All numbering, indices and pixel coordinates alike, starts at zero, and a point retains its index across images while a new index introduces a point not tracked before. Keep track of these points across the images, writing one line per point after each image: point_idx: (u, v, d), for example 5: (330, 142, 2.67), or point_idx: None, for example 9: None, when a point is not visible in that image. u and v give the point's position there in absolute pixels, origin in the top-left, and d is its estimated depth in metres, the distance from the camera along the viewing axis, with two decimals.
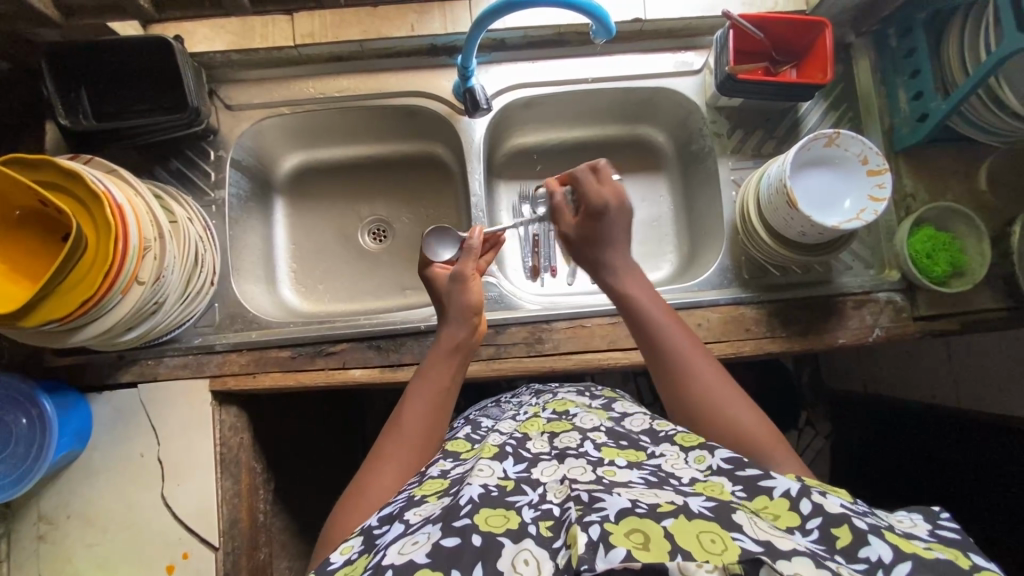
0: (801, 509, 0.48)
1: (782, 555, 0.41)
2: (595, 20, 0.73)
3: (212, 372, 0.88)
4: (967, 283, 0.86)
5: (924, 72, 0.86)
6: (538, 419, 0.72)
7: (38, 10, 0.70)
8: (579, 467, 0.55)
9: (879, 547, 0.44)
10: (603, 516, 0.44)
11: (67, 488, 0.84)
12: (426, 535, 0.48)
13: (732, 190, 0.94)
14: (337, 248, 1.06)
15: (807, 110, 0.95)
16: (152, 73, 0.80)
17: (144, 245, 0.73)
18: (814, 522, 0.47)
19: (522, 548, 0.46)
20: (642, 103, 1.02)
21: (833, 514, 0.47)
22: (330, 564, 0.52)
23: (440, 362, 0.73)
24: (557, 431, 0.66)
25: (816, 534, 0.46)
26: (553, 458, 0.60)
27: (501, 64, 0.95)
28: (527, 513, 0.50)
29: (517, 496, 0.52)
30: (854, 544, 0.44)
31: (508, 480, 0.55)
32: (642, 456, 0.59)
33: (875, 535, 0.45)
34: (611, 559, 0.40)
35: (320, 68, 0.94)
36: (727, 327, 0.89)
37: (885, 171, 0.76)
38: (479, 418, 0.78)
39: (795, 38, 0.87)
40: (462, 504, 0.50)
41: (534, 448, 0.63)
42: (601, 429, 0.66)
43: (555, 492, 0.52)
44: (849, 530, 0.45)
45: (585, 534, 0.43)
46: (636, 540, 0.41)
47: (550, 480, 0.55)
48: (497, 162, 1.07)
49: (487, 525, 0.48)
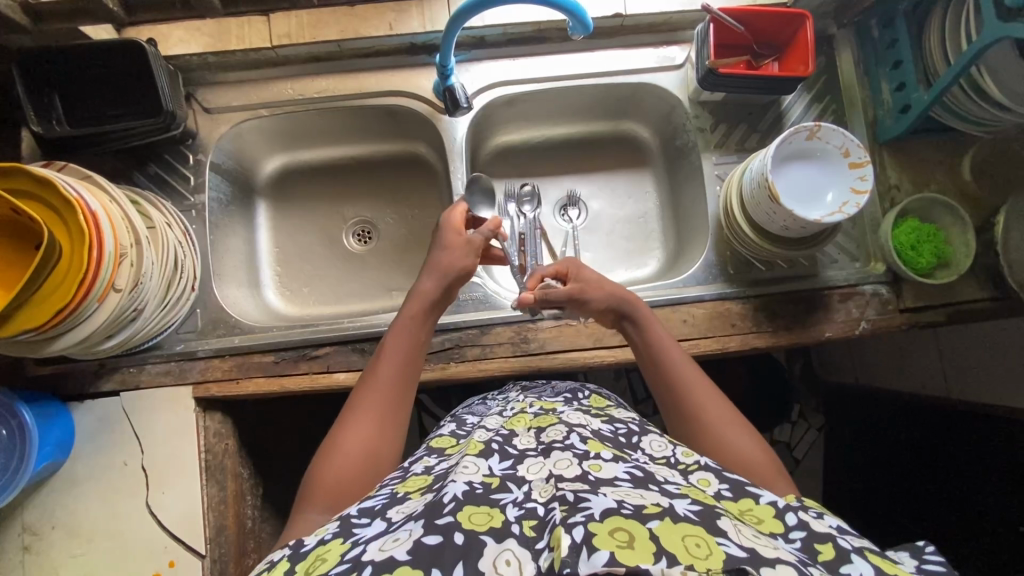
0: (786, 520, 0.50)
1: (767, 562, 0.41)
2: (572, 16, 0.72)
3: (195, 378, 0.87)
4: (951, 275, 0.86)
5: (906, 62, 0.85)
6: (524, 414, 0.72)
7: (5, 15, 0.69)
8: (564, 461, 0.55)
9: (861, 566, 0.44)
10: (588, 516, 0.43)
11: (50, 499, 0.84)
12: (409, 531, 0.48)
13: (716, 186, 0.94)
14: (322, 250, 1.05)
15: (790, 103, 0.95)
16: (126, 78, 0.79)
17: (120, 251, 0.72)
18: (798, 534, 0.48)
19: (505, 549, 0.44)
20: (625, 99, 1.01)
21: (818, 533, 0.48)
22: (303, 545, 0.52)
23: (421, 315, 0.76)
24: (543, 425, 0.66)
25: (798, 544, 0.47)
26: (539, 453, 0.59)
27: (481, 62, 0.95)
28: (510, 511, 0.49)
29: (501, 493, 0.51)
30: (835, 560, 0.45)
31: (494, 477, 0.54)
32: (626, 453, 0.59)
33: (857, 555, 0.45)
34: (594, 564, 0.39)
35: (298, 69, 0.93)
36: (713, 323, 0.88)
37: (867, 164, 0.75)
38: (463, 418, 0.78)
39: (776, 31, 0.86)
40: (445, 501, 0.50)
41: (521, 444, 0.63)
42: (586, 425, 0.65)
43: (541, 491, 0.52)
44: (833, 547, 0.46)
45: (569, 536, 0.42)
46: (620, 539, 0.41)
47: (536, 478, 0.54)
48: (480, 161, 1.07)
49: (471, 523, 0.47)
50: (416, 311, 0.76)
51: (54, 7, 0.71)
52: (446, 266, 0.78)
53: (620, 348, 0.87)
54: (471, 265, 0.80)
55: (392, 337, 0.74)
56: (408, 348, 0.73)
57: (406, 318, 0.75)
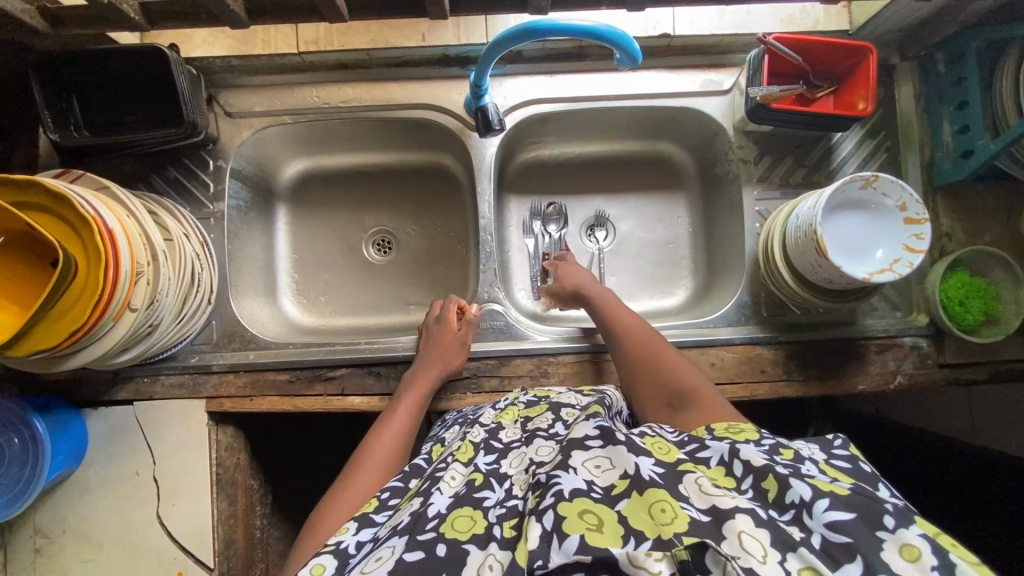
0: (735, 471, 0.47)
1: (727, 515, 0.42)
2: (618, 48, 0.68)
3: (208, 393, 0.86)
4: (998, 334, 0.81)
5: (972, 104, 0.78)
6: (515, 406, 0.70)
7: (22, 21, 0.66)
8: (545, 449, 0.55)
9: (800, 487, 0.43)
10: (557, 497, 0.44)
11: (63, 504, 0.84)
12: (391, 549, 0.47)
13: (755, 222, 0.89)
14: (340, 259, 1.02)
15: (840, 140, 0.89)
16: (148, 84, 0.76)
17: (137, 269, 0.69)
18: (748, 482, 0.46)
19: (488, 554, 0.45)
20: (665, 121, 0.95)
21: (758, 467, 0.46)
22: None
23: (421, 397, 0.78)
24: (531, 415, 0.65)
25: (751, 494, 0.45)
26: (523, 444, 0.59)
27: (516, 77, 0.90)
28: (493, 513, 0.49)
29: (485, 492, 0.52)
30: (780, 492, 0.44)
31: (478, 474, 0.55)
32: (600, 410, 0.58)
33: (797, 477, 0.44)
34: (565, 552, 0.41)
35: (325, 76, 0.89)
36: (742, 368, 0.85)
37: (924, 221, 0.71)
38: (468, 414, 0.75)
39: (835, 61, 0.80)
40: (430, 515, 0.49)
41: (506, 436, 0.62)
42: (576, 406, 0.65)
43: (520, 486, 0.52)
44: (775, 479, 0.45)
45: (539, 525, 0.43)
46: (590, 522, 0.42)
47: (517, 472, 0.55)
48: (507, 176, 1.02)
49: (454, 531, 0.47)
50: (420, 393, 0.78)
51: (73, 11, 0.67)
52: (447, 356, 0.82)
53: None
54: (462, 358, 0.83)
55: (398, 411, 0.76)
56: (405, 432, 0.73)
57: (410, 398, 0.78)
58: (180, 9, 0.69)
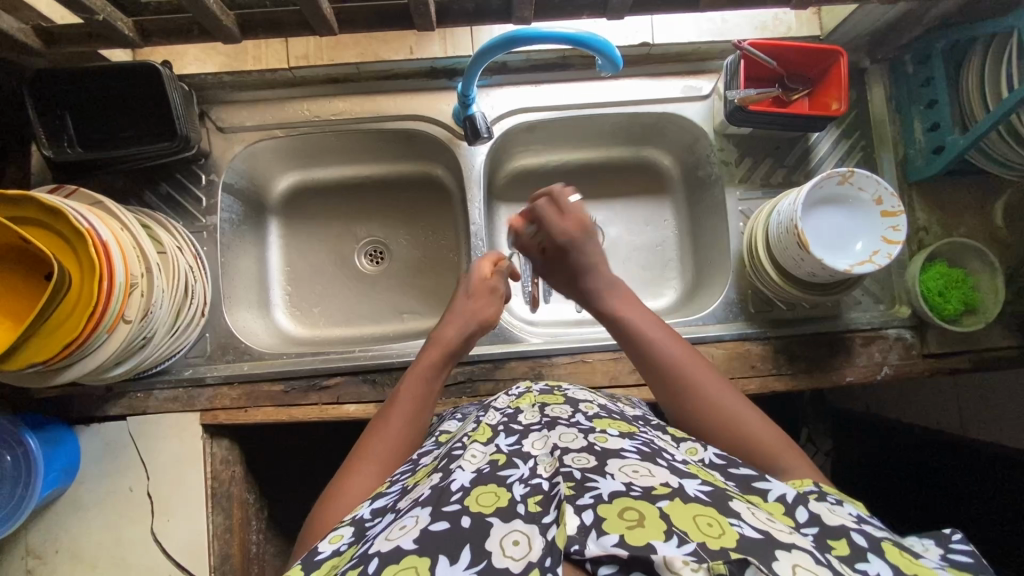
0: (797, 516, 0.47)
1: (781, 545, 0.39)
2: (601, 55, 0.70)
3: (203, 406, 0.86)
4: (980, 322, 0.82)
5: (941, 103, 0.82)
6: (529, 392, 0.66)
7: (16, 39, 0.68)
8: (569, 435, 0.52)
9: (878, 564, 0.42)
10: (596, 498, 0.42)
11: (54, 523, 0.82)
12: (415, 519, 0.44)
13: (739, 222, 0.91)
14: (333, 270, 1.03)
15: (817, 140, 0.92)
16: (142, 100, 0.78)
17: (131, 281, 0.70)
18: (810, 529, 0.46)
19: (513, 528, 0.42)
20: (648, 127, 0.98)
21: (831, 528, 0.46)
22: (318, 553, 0.48)
23: (432, 370, 0.73)
24: (548, 402, 0.62)
25: (811, 539, 0.45)
26: (543, 428, 0.55)
27: (502, 87, 0.93)
28: (517, 489, 0.46)
29: (509, 470, 0.48)
30: (851, 557, 0.43)
31: (500, 454, 0.51)
32: (634, 429, 0.56)
33: (875, 554, 0.43)
34: (603, 544, 0.38)
35: (316, 90, 0.92)
36: (732, 364, 0.87)
37: (900, 214, 0.74)
38: (468, 411, 0.74)
39: (808, 64, 0.84)
40: (453, 489, 0.46)
41: (525, 419, 0.58)
42: (594, 402, 0.62)
43: (546, 466, 0.49)
44: (847, 544, 0.44)
45: (577, 518, 0.41)
46: (630, 519, 0.40)
47: (541, 453, 0.51)
48: (497, 186, 1.04)
49: (478, 505, 0.45)
50: (437, 355, 0.74)
51: (68, 30, 0.70)
52: (466, 316, 0.78)
53: (635, 387, 0.85)
54: (492, 315, 0.80)
55: (409, 379, 0.71)
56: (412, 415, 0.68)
57: (426, 361, 0.73)
58: (172, 26, 0.71)
